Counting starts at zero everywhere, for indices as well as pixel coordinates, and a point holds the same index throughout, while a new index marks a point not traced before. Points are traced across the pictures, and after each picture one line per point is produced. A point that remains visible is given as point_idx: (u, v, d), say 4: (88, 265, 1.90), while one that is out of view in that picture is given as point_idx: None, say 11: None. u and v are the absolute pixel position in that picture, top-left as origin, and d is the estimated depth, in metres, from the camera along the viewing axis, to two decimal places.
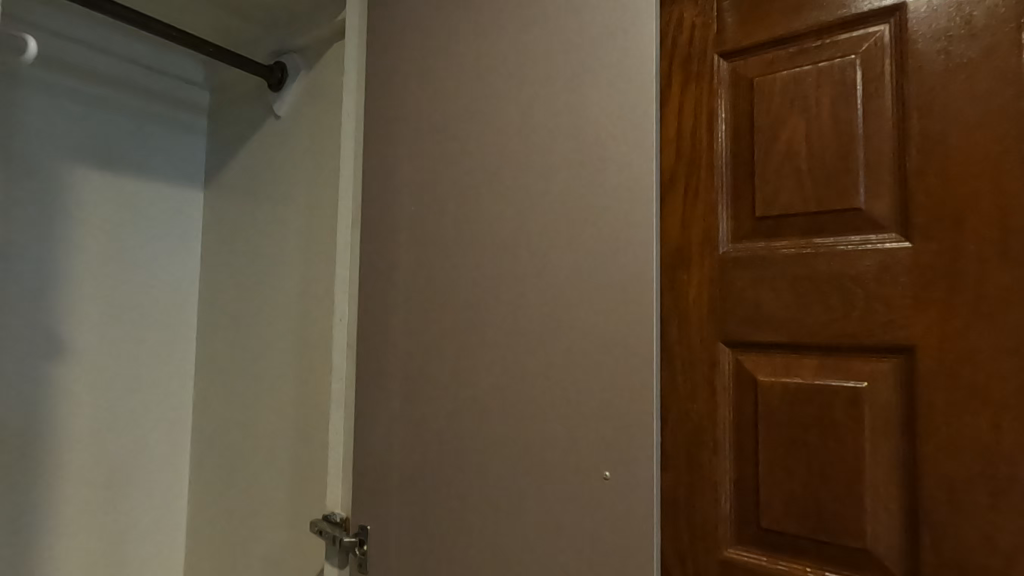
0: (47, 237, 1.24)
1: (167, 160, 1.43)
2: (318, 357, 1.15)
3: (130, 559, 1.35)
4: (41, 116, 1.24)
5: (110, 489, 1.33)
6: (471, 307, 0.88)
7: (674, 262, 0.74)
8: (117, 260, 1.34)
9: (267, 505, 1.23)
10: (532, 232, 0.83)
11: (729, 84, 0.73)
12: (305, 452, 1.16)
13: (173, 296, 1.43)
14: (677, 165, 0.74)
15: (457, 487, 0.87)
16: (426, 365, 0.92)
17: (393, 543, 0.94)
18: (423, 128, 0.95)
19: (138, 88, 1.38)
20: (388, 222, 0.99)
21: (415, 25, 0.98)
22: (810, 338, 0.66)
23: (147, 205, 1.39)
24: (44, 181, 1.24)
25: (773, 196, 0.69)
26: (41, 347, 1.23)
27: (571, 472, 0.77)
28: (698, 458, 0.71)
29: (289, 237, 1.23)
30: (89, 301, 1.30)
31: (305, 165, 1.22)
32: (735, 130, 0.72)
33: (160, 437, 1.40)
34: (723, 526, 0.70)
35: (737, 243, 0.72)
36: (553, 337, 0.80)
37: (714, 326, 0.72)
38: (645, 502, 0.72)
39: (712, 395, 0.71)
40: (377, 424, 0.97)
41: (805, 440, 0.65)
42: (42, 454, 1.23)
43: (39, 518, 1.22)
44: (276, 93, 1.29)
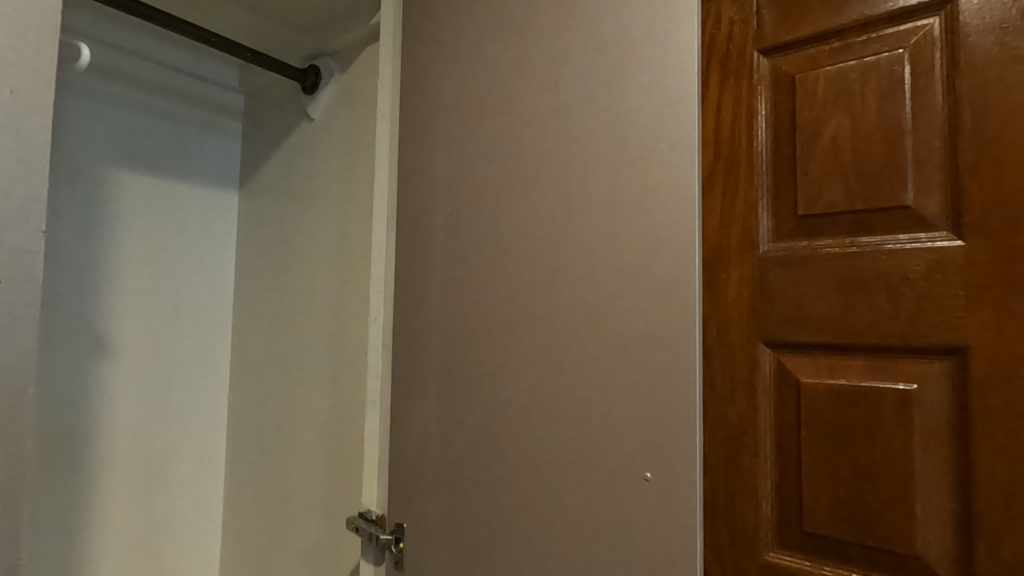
0: (94, 238, 1.27)
1: (204, 164, 1.46)
2: (353, 356, 1.17)
3: (169, 553, 1.39)
4: (88, 121, 1.27)
5: (151, 484, 1.36)
6: (507, 307, 0.88)
7: (713, 261, 0.73)
8: (157, 260, 1.37)
9: (303, 502, 1.25)
10: (569, 231, 0.83)
11: (769, 81, 0.72)
12: (340, 450, 1.18)
13: (210, 295, 1.46)
14: (716, 163, 0.73)
15: (494, 487, 0.88)
16: (462, 364, 0.93)
17: (429, 541, 0.95)
18: (458, 129, 0.96)
19: (175, 92, 1.42)
20: (423, 223, 1.00)
21: (449, 26, 0.98)
22: (856, 338, 0.65)
23: (185, 207, 1.43)
24: (90, 183, 1.27)
25: (816, 194, 0.68)
26: (87, 346, 1.26)
27: (610, 472, 0.77)
28: (739, 461, 0.70)
29: (324, 239, 1.25)
30: (132, 300, 1.33)
31: (339, 167, 1.24)
32: (775, 127, 0.71)
33: (197, 433, 1.44)
34: (765, 530, 0.69)
35: (778, 243, 0.70)
36: (591, 337, 0.80)
37: (755, 327, 0.71)
38: (686, 504, 0.71)
39: (752, 397, 0.70)
40: (413, 424, 0.98)
41: (851, 443, 0.64)
42: (88, 450, 1.26)
43: (85, 512, 1.26)
44: (309, 96, 1.31)
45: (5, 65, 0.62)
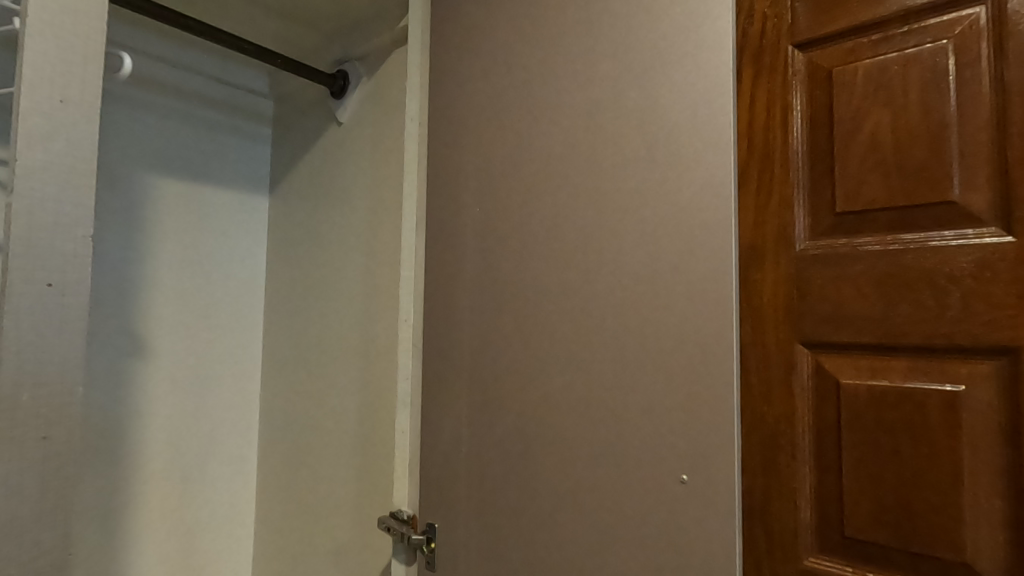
0: (132, 243, 1.31)
1: (236, 169, 1.49)
2: (383, 357, 1.18)
3: (204, 551, 1.41)
4: (126, 129, 1.31)
5: (187, 483, 1.39)
6: (538, 308, 0.88)
7: (748, 260, 0.72)
8: (191, 264, 1.40)
9: (334, 502, 1.27)
10: (601, 231, 0.82)
11: (805, 75, 0.70)
12: (370, 451, 1.19)
13: (242, 298, 1.49)
14: (750, 160, 0.72)
15: (525, 489, 0.87)
16: (492, 365, 0.93)
17: (461, 542, 0.95)
18: (487, 131, 0.96)
19: (208, 99, 1.45)
20: (453, 224, 1.00)
21: (477, 28, 0.99)
22: (899, 338, 0.63)
23: (218, 212, 1.46)
24: (129, 190, 1.30)
25: (856, 190, 0.66)
26: (126, 348, 1.30)
27: (644, 474, 0.76)
28: (776, 464, 0.68)
29: (353, 242, 1.27)
30: (168, 303, 1.37)
31: (368, 170, 1.25)
32: (812, 122, 0.69)
33: (230, 433, 1.46)
34: (804, 535, 0.67)
35: (815, 240, 0.69)
36: (624, 337, 0.79)
37: (792, 327, 0.69)
38: (723, 507, 0.70)
39: (790, 399, 0.68)
40: (443, 424, 0.99)
41: (895, 446, 0.62)
42: (127, 449, 1.30)
43: (124, 509, 1.29)
44: (338, 100, 1.33)
45: (55, 76, 0.64)
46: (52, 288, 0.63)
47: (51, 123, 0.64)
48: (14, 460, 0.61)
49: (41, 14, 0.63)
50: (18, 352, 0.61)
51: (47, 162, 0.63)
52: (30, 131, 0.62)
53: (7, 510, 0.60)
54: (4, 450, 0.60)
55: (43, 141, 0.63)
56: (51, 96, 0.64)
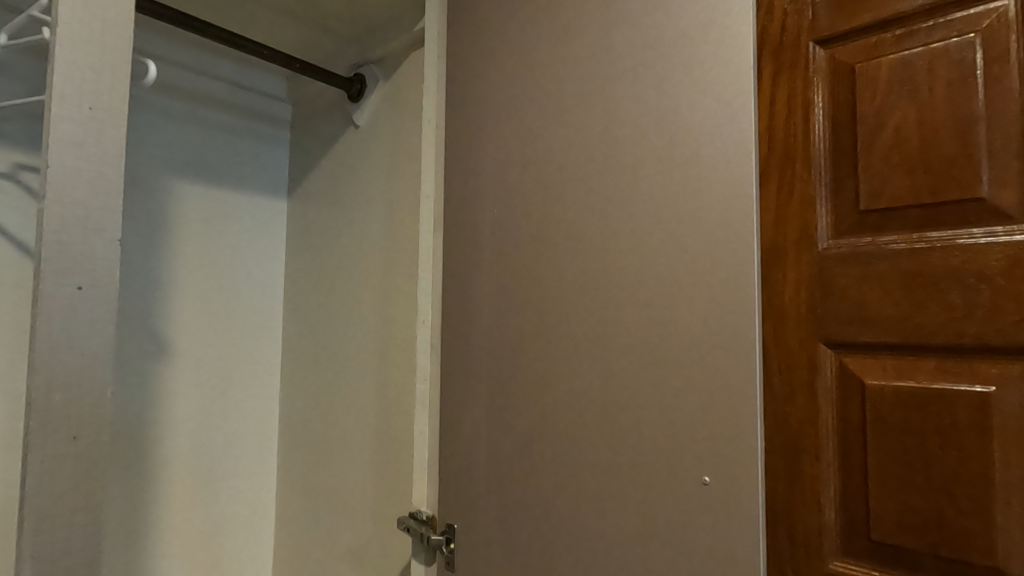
0: (156, 246, 1.33)
1: (255, 173, 1.51)
2: (401, 358, 1.19)
3: (226, 550, 1.43)
4: (150, 134, 1.33)
5: (210, 482, 1.41)
6: (556, 309, 0.88)
7: (769, 259, 0.71)
8: (213, 266, 1.43)
9: (353, 502, 1.28)
10: (620, 232, 0.82)
11: (826, 72, 0.69)
12: (388, 452, 1.20)
13: (262, 300, 1.51)
14: (770, 159, 0.71)
15: (544, 490, 0.87)
16: (511, 365, 0.93)
17: (480, 542, 0.95)
18: (504, 132, 0.96)
19: (228, 104, 1.47)
20: (470, 225, 1.00)
21: (494, 30, 0.99)
22: (926, 337, 0.61)
23: (239, 215, 1.48)
24: (153, 194, 1.33)
25: (880, 188, 0.65)
26: (150, 349, 1.32)
27: (664, 475, 0.76)
28: (800, 465, 0.67)
29: (371, 243, 1.28)
30: (191, 305, 1.39)
31: (385, 172, 1.26)
32: (834, 119, 0.68)
33: (251, 434, 1.48)
34: (829, 538, 0.66)
35: (838, 239, 0.68)
36: (644, 338, 0.79)
37: (814, 327, 0.68)
38: (745, 509, 0.70)
39: (813, 400, 0.67)
40: (462, 424, 0.99)
41: (923, 448, 0.61)
42: (152, 448, 1.32)
43: (149, 507, 1.31)
44: (355, 103, 1.34)
45: (85, 83, 0.65)
46: (81, 291, 0.65)
47: (80, 131, 0.65)
48: (47, 458, 0.62)
49: (72, 23, 0.65)
50: (50, 354, 0.62)
51: (77, 169, 0.65)
52: (61, 138, 0.64)
53: (40, 508, 0.62)
54: (37, 448, 0.61)
55: (73, 148, 0.64)
56: (81, 103, 0.65)
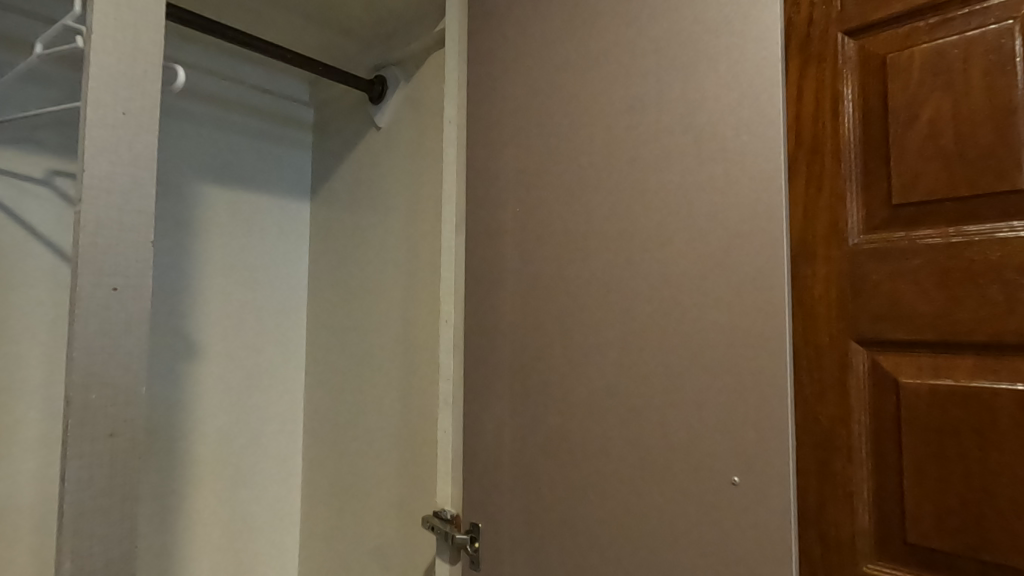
0: (185, 248, 1.36)
1: (279, 176, 1.53)
2: (424, 358, 1.19)
3: (253, 547, 1.45)
4: (179, 139, 1.36)
5: (237, 480, 1.44)
6: (580, 307, 0.87)
7: (798, 256, 0.69)
8: (239, 267, 1.45)
9: (377, 500, 1.29)
10: (644, 230, 0.81)
11: (856, 63, 0.67)
12: (412, 452, 1.21)
13: (286, 301, 1.53)
14: (798, 153, 0.70)
15: (569, 489, 0.87)
16: (535, 364, 0.93)
17: (505, 542, 0.95)
18: (527, 131, 0.96)
19: (252, 108, 1.49)
20: (493, 225, 1.01)
21: (516, 29, 0.99)
22: (964, 334, 0.59)
23: (265, 217, 1.50)
24: (181, 197, 1.35)
25: (914, 181, 0.63)
26: (180, 349, 1.35)
27: (692, 476, 0.75)
28: (832, 466, 0.66)
29: (393, 244, 1.29)
30: (218, 306, 1.41)
31: (406, 173, 1.27)
32: (864, 111, 0.67)
33: (277, 433, 1.50)
34: (862, 541, 0.64)
35: (870, 234, 0.66)
36: (669, 336, 0.78)
37: (846, 325, 0.66)
38: (776, 511, 0.68)
39: (845, 399, 0.66)
40: (486, 423, 0.99)
41: (962, 448, 0.59)
42: (182, 446, 1.35)
43: (179, 504, 1.34)
44: (376, 105, 1.35)
45: (118, 89, 0.67)
46: (117, 292, 0.66)
47: (114, 135, 0.67)
48: (85, 455, 0.64)
49: (105, 31, 0.66)
50: (87, 353, 0.64)
51: (111, 173, 0.66)
52: (96, 142, 0.65)
53: (79, 504, 0.63)
54: (76, 445, 0.63)
55: (107, 152, 0.66)
56: (114, 108, 0.67)
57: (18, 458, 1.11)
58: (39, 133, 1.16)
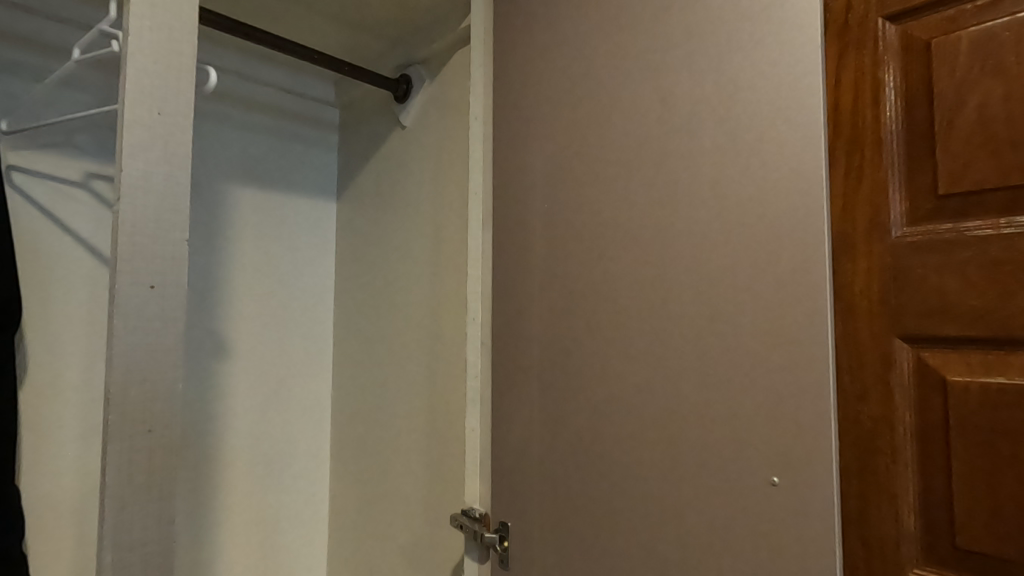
0: (215, 248, 1.38)
1: (306, 177, 1.55)
2: (451, 356, 1.19)
3: (283, 544, 1.47)
4: (208, 141, 1.38)
5: (267, 478, 1.45)
6: (610, 304, 0.86)
7: (837, 250, 0.67)
8: (267, 267, 1.47)
9: (404, 498, 1.29)
10: (676, 225, 0.80)
11: (898, 49, 0.65)
12: (438, 450, 1.21)
13: (313, 300, 1.55)
14: (836, 143, 0.67)
15: (600, 489, 0.86)
16: (565, 362, 0.92)
17: (535, 540, 0.95)
18: (554, 126, 0.95)
19: (279, 109, 1.51)
20: (521, 222, 1.00)
21: (542, 25, 0.98)
22: (1017, 330, 0.56)
23: (292, 217, 1.52)
24: (211, 198, 1.38)
25: (962, 170, 0.60)
26: (212, 348, 1.37)
27: (728, 476, 0.73)
28: (874, 467, 0.63)
29: (418, 243, 1.29)
30: (248, 305, 1.43)
31: (431, 171, 1.27)
32: (907, 99, 0.64)
33: (304, 431, 1.52)
34: (908, 545, 0.62)
35: (914, 226, 0.63)
36: (703, 333, 0.76)
37: (888, 321, 0.63)
38: (818, 512, 0.66)
39: (888, 398, 0.63)
40: (515, 421, 0.99)
41: (1016, 450, 0.56)
42: (213, 444, 1.37)
43: (212, 501, 1.36)
44: (401, 104, 1.35)
45: (154, 90, 0.68)
46: (154, 290, 0.67)
47: (150, 136, 0.68)
48: (124, 450, 0.65)
49: (141, 33, 0.67)
50: (127, 352, 0.65)
51: (148, 172, 0.67)
52: (133, 143, 0.66)
53: (119, 499, 0.64)
54: (116, 441, 0.64)
55: (144, 152, 0.67)
56: (150, 109, 0.68)
57: (59, 454, 1.14)
58: (76, 137, 1.19)
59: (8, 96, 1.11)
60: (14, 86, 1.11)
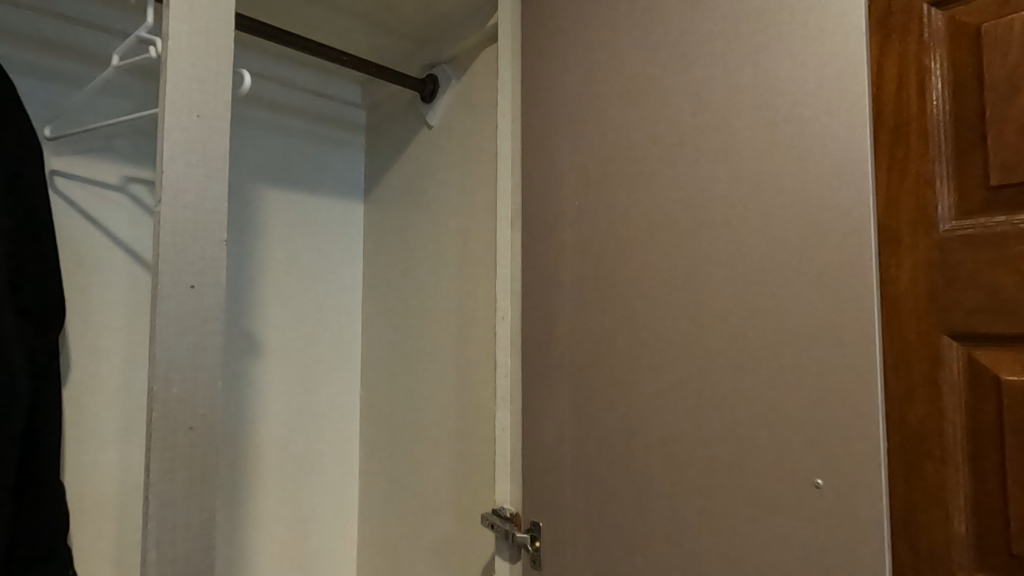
0: (249, 250, 1.41)
1: (335, 178, 1.57)
2: (479, 355, 1.19)
3: (314, 541, 1.49)
4: (242, 145, 1.41)
5: (300, 475, 1.47)
6: (643, 302, 0.85)
7: (880, 245, 0.65)
8: (299, 267, 1.49)
9: (433, 497, 1.30)
10: (711, 221, 0.78)
11: (945, 35, 0.62)
12: (467, 449, 1.21)
13: (343, 300, 1.57)
14: (879, 134, 0.65)
15: (634, 489, 0.85)
16: (597, 360, 0.91)
17: (568, 541, 0.94)
18: (584, 122, 0.95)
19: (307, 111, 1.53)
20: (551, 219, 0.99)
21: (572, 20, 0.97)
22: None
23: (322, 219, 1.54)
24: (244, 201, 1.40)
25: (1016, 159, 0.57)
26: (246, 348, 1.39)
27: (768, 476, 0.71)
28: (922, 470, 0.61)
29: (446, 242, 1.29)
30: (280, 306, 1.46)
31: (458, 170, 1.27)
32: (957, 86, 0.61)
33: (335, 429, 1.53)
34: (959, 552, 0.59)
35: (964, 219, 0.60)
36: (741, 331, 0.74)
37: (936, 318, 0.61)
38: (866, 516, 0.64)
39: (936, 398, 0.61)
40: (546, 420, 0.98)
41: None
42: (248, 442, 1.39)
43: (247, 498, 1.39)
44: (428, 104, 1.36)
45: (193, 93, 0.69)
46: (194, 289, 0.69)
47: (190, 137, 0.69)
48: (167, 447, 0.66)
49: (180, 37, 0.68)
50: (168, 350, 0.66)
51: (188, 173, 0.69)
52: (172, 144, 0.67)
53: (161, 495, 0.66)
54: (159, 439, 0.65)
55: (184, 155, 0.68)
56: (190, 112, 0.69)
57: (102, 450, 1.18)
58: (115, 142, 1.22)
59: (52, 103, 1.14)
60: (56, 93, 1.15)
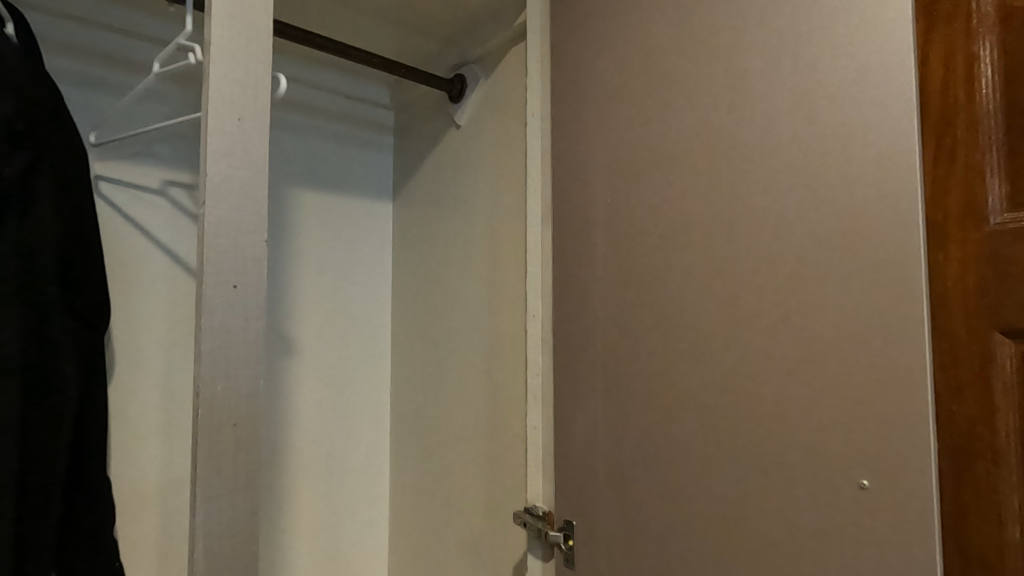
0: (284, 251, 1.44)
1: (364, 179, 1.59)
2: (510, 353, 1.19)
3: (348, 537, 1.51)
4: (276, 148, 1.44)
5: (334, 472, 1.50)
6: (678, 299, 0.84)
7: (927, 240, 0.62)
8: (331, 267, 1.52)
9: (464, 494, 1.31)
10: (749, 216, 0.77)
11: (996, 20, 0.60)
12: (498, 447, 1.22)
13: (374, 299, 1.59)
14: (925, 125, 0.63)
15: (670, 488, 0.84)
16: (631, 357, 0.90)
17: (603, 540, 0.93)
18: (617, 118, 0.94)
19: (337, 113, 1.55)
20: (583, 218, 0.99)
21: (604, 17, 0.97)
22: None
23: (353, 219, 1.56)
24: (279, 203, 1.43)
25: None
26: (283, 347, 1.42)
27: (811, 477, 0.70)
28: (973, 471, 0.59)
29: (475, 242, 1.30)
30: (314, 305, 1.48)
31: (486, 169, 1.28)
32: (1007, 74, 0.59)
33: (367, 426, 1.56)
34: (1013, 556, 0.57)
35: (1016, 211, 0.58)
36: (781, 329, 0.73)
37: (987, 314, 0.59)
38: (914, 518, 0.62)
39: (988, 397, 0.59)
40: (579, 418, 0.98)
41: None
42: (286, 439, 1.42)
43: (284, 493, 1.42)
44: (456, 104, 1.36)
45: (234, 98, 0.71)
46: (237, 289, 0.70)
47: (232, 140, 0.70)
48: (212, 443, 0.68)
49: (221, 42, 0.70)
50: (213, 348, 0.68)
51: (230, 175, 0.70)
52: (214, 147, 0.69)
53: (208, 491, 0.67)
54: (205, 435, 0.67)
55: (226, 157, 0.70)
56: (231, 115, 0.70)
57: (148, 445, 1.22)
58: (155, 147, 1.26)
59: (96, 110, 1.18)
60: (100, 101, 1.19)
